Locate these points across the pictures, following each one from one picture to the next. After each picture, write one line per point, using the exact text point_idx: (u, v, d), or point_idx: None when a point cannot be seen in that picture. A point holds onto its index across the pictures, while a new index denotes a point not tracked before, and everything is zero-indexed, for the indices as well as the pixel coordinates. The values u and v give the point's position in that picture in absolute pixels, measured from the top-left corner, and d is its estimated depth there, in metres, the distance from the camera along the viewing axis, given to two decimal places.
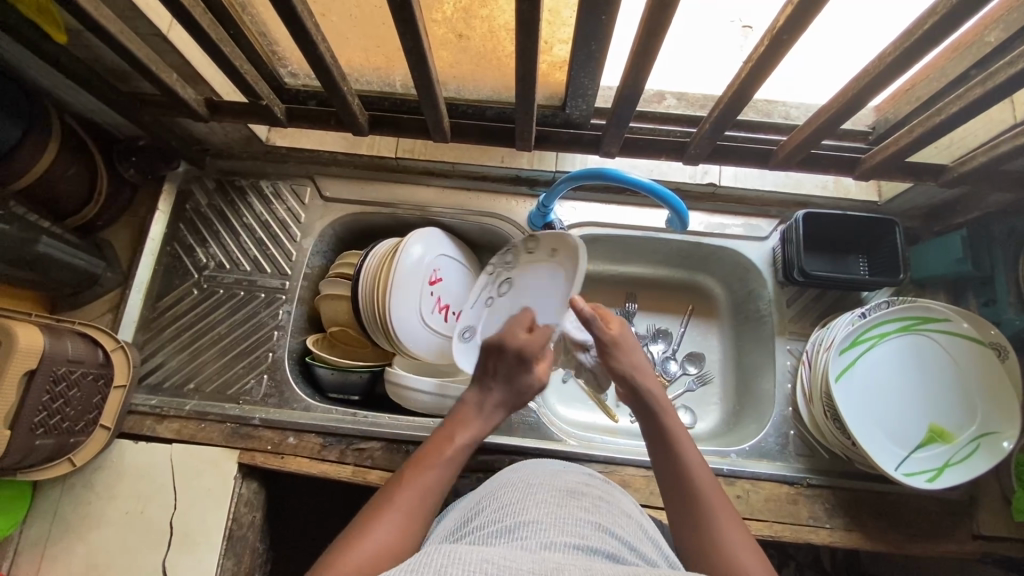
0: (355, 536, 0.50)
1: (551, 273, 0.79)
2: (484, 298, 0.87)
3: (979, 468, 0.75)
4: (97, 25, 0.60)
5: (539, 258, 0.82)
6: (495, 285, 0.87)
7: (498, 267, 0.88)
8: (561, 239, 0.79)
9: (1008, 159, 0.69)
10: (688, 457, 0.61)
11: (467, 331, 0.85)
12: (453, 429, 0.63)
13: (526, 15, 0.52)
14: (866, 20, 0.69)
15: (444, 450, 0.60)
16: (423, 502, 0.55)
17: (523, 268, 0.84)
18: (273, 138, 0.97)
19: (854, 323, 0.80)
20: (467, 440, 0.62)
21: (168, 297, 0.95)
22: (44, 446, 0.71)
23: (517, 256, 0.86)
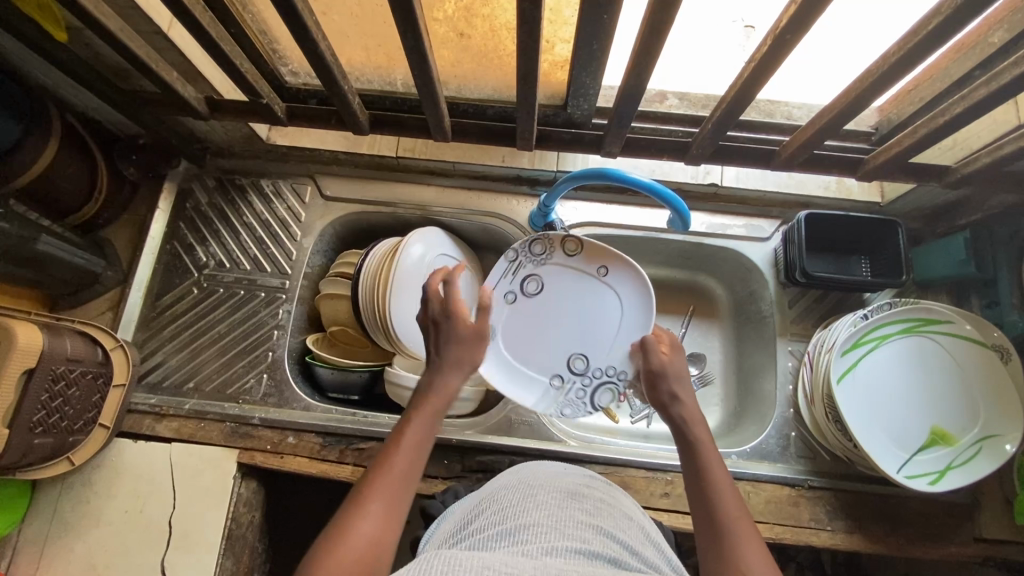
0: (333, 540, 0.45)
1: (605, 294, 0.82)
2: (506, 291, 0.82)
3: (981, 471, 0.75)
4: (97, 23, 0.60)
5: (581, 268, 0.83)
6: (522, 280, 0.83)
7: (525, 258, 0.82)
8: (618, 263, 0.81)
9: (1011, 161, 0.69)
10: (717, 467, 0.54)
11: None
12: (432, 399, 0.55)
13: (528, 14, 0.52)
14: (871, 19, 0.69)
15: (423, 424, 0.53)
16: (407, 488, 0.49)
17: (560, 273, 0.83)
18: (274, 137, 0.95)
19: (856, 325, 0.79)
20: (444, 409, 0.55)
21: (167, 296, 0.95)
22: (44, 445, 0.71)
23: (550, 252, 0.82)
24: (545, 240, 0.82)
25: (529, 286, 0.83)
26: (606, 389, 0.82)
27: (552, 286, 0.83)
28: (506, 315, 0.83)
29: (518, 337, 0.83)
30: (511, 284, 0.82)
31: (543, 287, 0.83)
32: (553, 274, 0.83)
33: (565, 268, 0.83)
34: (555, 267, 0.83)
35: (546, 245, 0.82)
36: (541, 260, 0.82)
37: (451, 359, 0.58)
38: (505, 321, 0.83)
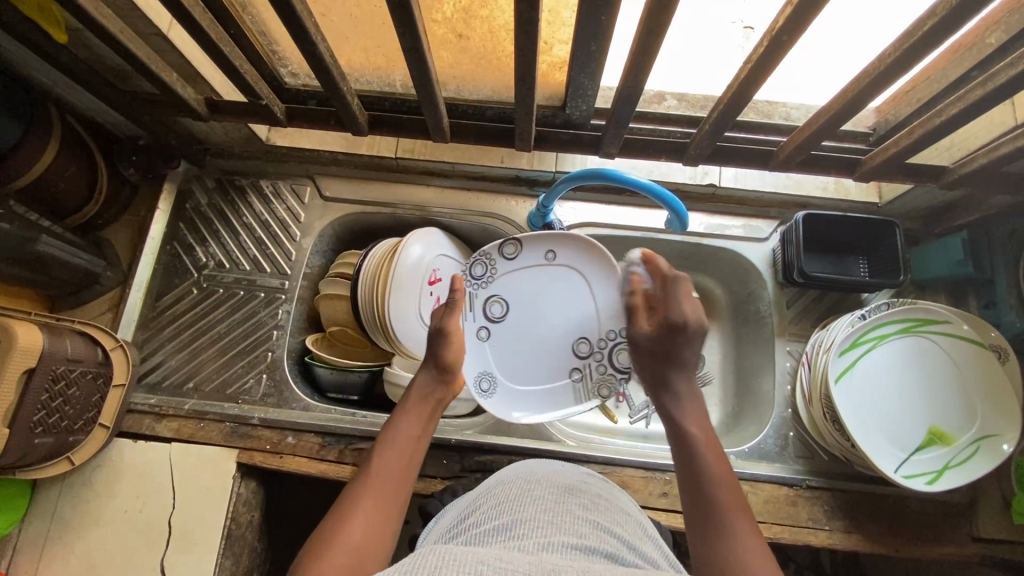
0: (328, 535, 0.49)
1: (564, 279, 0.83)
2: (477, 329, 0.82)
3: (979, 470, 0.75)
4: (97, 24, 0.60)
5: (527, 264, 0.83)
6: (483, 309, 0.82)
7: (473, 286, 0.82)
8: (560, 242, 0.81)
9: (1008, 161, 0.69)
10: (710, 463, 0.58)
11: (484, 377, 0.82)
12: (410, 423, 0.63)
13: (525, 16, 0.52)
14: (866, 21, 0.70)
15: (404, 443, 0.60)
16: (393, 496, 0.55)
17: (511, 280, 0.83)
18: (274, 138, 0.97)
19: (854, 325, 0.80)
20: (421, 431, 0.63)
21: (167, 297, 0.95)
22: (44, 444, 0.72)
23: (492, 268, 0.83)
24: (480, 258, 0.82)
25: (494, 309, 0.83)
26: (619, 350, 0.82)
27: (512, 295, 0.83)
28: (492, 349, 0.83)
29: (516, 361, 0.83)
30: (476, 319, 0.82)
31: (506, 300, 0.83)
32: (509, 284, 0.83)
33: (517, 273, 0.83)
34: (506, 278, 0.83)
35: (484, 262, 0.82)
36: (487, 279, 0.83)
37: (430, 388, 0.68)
38: (498, 358, 0.83)
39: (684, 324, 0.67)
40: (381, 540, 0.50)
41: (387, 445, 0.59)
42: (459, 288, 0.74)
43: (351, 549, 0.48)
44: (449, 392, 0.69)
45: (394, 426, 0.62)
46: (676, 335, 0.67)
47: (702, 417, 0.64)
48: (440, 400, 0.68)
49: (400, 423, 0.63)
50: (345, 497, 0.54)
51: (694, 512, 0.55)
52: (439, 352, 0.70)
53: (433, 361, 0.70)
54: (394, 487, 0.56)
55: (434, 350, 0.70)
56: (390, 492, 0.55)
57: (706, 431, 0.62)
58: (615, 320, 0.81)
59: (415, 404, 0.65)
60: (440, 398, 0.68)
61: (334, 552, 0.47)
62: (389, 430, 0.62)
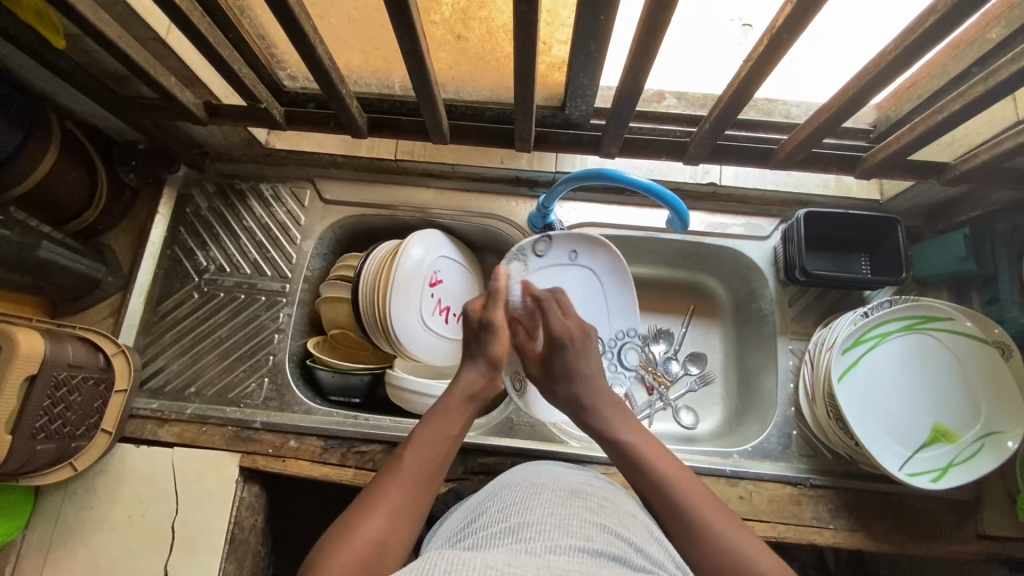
0: (349, 528, 0.49)
1: (582, 280, 0.87)
2: None
3: (983, 468, 0.74)
4: (95, 30, 0.61)
5: (558, 264, 0.85)
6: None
7: (509, 279, 0.82)
8: (584, 244, 0.85)
9: (1008, 157, 0.69)
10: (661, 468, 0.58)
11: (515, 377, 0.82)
12: (444, 421, 0.62)
13: (524, 17, 0.52)
14: (862, 27, 0.71)
15: (438, 441, 0.59)
16: (419, 495, 0.54)
17: (542, 277, 0.85)
18: (273, 140, 0.97)
19: (857, 323, 0.79)
20: (458, 431, 0.62)
21: (169, 301, 0.95)
22: (46, 451, 0.71)
23: (525, 264, 0.84)
24: (516, 254, 0.83)
25: None
26: (629, 348, 0.89)
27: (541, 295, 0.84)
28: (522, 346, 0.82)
29: None
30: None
31: None
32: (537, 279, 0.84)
33: (545, 272, 0.85)
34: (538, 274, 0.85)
35: (519, 258, 0.83)
36: (521, 273, 0.83)
37: (475, 390, 0.67)
38: None
39: (569, 336, 0.72)
40: (403, 537, 0.50)
41: (421, 444, 0.58)
42: (501, 278, 0.74)
43: (372, 546, 0.48)
44: (493, 390, 0.69)
45: (432, 423, 0.61)
46: (562, 350, 0.72)
47: (628, 419, 0.65)
48: (479, 401, 0.67)
49: (438, 421, 0.62)
50: (369, 490, 0.54)
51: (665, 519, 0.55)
52: (489, 346, 0.70)
53: (481, 357, 0.70)
54: (423, 486, 0.55)
55: (484, 346, 0.70)
56: (420, 492, 0.54)
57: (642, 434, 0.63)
58: (626, 322, 0.88)
59: (455, 402, 0.64)
60: (481, 400, 0.67)
61: (355, 545, 0.47)
62: (425, 428, 0.61)
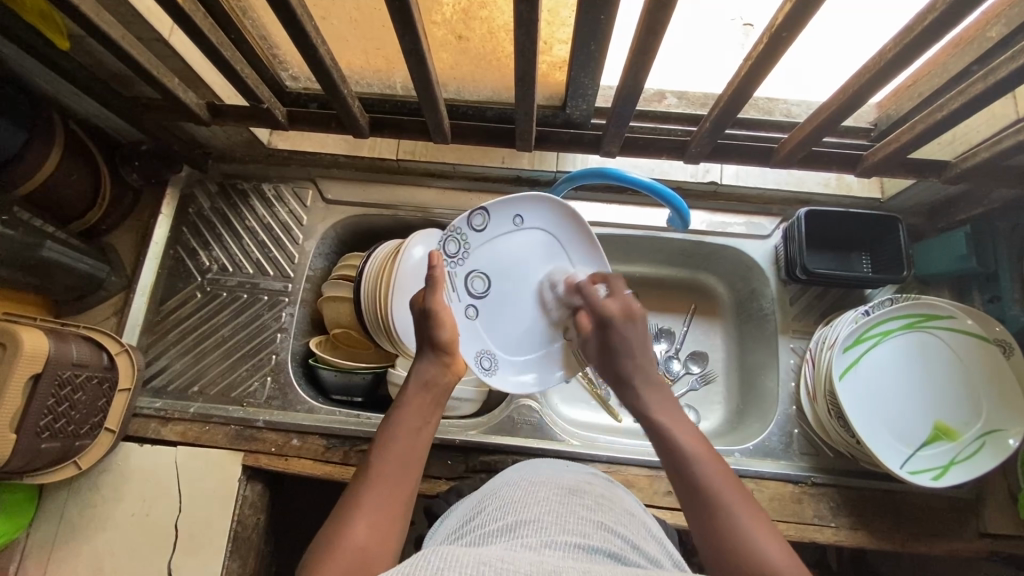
0: (331, 538, 0.49)
1: (537, 241, 0.76)
2: (463, 308, 0.74)
3: (985, 466, 0.75)
4: (99, 31, 0.61)
5: (502, 233, 0.75)
6: (466, 286, 0.74)
7: (450, 266, 0.73)
8: (528, 205, 0.74)
9: (1009, 155, 0.69)
10: (689, 450, 0.57)
11: (484, 356, 0.77)
12: (411, 415, 0.62)
13: (524, 17, 0.53)
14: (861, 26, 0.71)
15: (406, 437, 0.59)
16: (397, 494, 0.54)
17: (488, 251, 0.75)
18: (275, 141, 0.97)
19: (857, 321, 0.79)
20: (424, 422, 0.62)
21: (171, 301, 0.96)
22: (50, 450, 0.72)
23: (465, 244, 0.74)
24: (453, 234, 0.72)
25: (476, 285, 0.75)
26: None
27: (491, 268, 0.75)
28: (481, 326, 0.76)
29: (511, 336, 0.78)
30: (461, 299, 0.74)
31: (487, 274, 0.75)
32: (484, 253, 0.74)
33: (489, 246, 0.74)
34: (481, 250, 0.74)
35: (456, 237, 0.73)
36: (463, 255, 0.73)
37: (429, 377, 0.66)
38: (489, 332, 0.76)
39: (609, 316, 0.69)
40: (386, 538, 0.50)
41: (387, 444, 0.58)
42: (437, 262, 0.68)
43: (356, 552, 0.48)
44: (449, 376, 0.68)
45: (397, 419, 0.61)
46: (604, 328, 0.69)
47: (670, 404, 0.64)
48: (441, 389, 0.66)
49: (401, 417, 0.61)
50: (346, 498, 0.54)
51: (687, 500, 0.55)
52: (433, 333, 0.68)
53: (426, 344, 0.68)
54: (398, 484, 0.55)
55: (427, 332, 0.68)
56: (395, 492, 0.54)
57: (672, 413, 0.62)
58: (592, 277, 0.78)
59: (417, 394, 0.64)
60: (440, 388, 0.66)
61: (339, 555, 0.47)
62: (392, 426, 0.60)
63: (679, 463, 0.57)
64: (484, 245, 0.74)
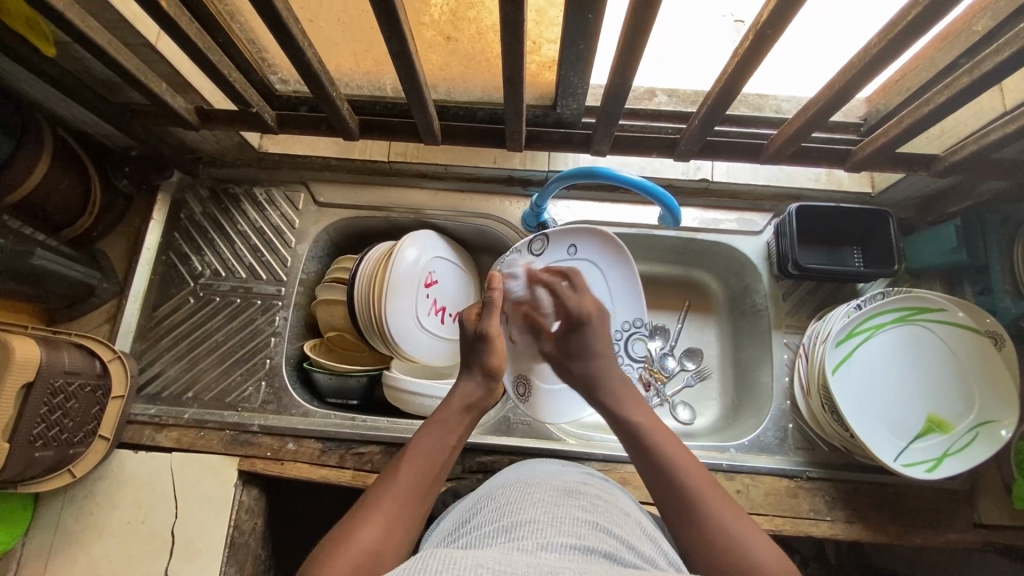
0: (345, 536, 0.49)
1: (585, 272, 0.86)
2: (510, 330, 0.84)
3: (978, 457, 0.75)
4: (85, 37, 0.61)
5: (556, 261, 0.85)
6: (515, 309, 0.84)
7: (509, 284, 0.83)
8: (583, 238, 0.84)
9: (998, 147, 0.69)
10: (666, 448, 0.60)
11: (519, 382, 0.86)
12: (442, 433, 0.62)
13: (510, 17, 0.52)
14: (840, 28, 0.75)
15: (437, 451, 0.59)
16: (414, 507, 0.54)
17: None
18: (266, 144, 0.97)
19: (850, 315, 0.80)
20: (454, 442, 0.62)
21: (165, 306, 0.95)
22: (44, 458, 0.72)
23: (523, 265, 0.83)
24: (512, 255, 0.83)
25: (526, 308, 0.84)
26: (636, 339, 0.90)
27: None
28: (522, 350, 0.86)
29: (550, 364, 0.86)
30: (508, 322, 0.84)
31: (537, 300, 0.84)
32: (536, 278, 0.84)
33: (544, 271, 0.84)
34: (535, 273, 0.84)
35: (512, 258, 0.83)
36: (519, 276, 0.83)
37: (473, 399, 0.67)
38: (529, 358, 0.85)
39: (585, 316, 0.77)
40: (396, 547, 0.50)
41: (419, 454, 0.58)
42: (498, 286, 0.72)
43: (367, 555, 0.47)
44: (490, 400, 0.69)
45: (429, 433, 0.61)
46: (580, 327, 0.77)
47: (643, 407, 0.68)
48: (477, 413, 0.67)
49: (437, 430, 0.62)
50: (365, 501, 0.54)
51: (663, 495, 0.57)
52: (485, 358, 0.69)
53: (478, 368, 0.69)
54: (418, 496, 0.55)
55: (480, 356, 0.69)
56: (415, 502, 0.54)
57: (655, 425, 0.64)
58: (631, 313, 0.88)
59: (453, 414, 0.64)
60: (478, 410, 0.67)
61: (348, 553, 0.47)
62: (423, 437, 0.60)
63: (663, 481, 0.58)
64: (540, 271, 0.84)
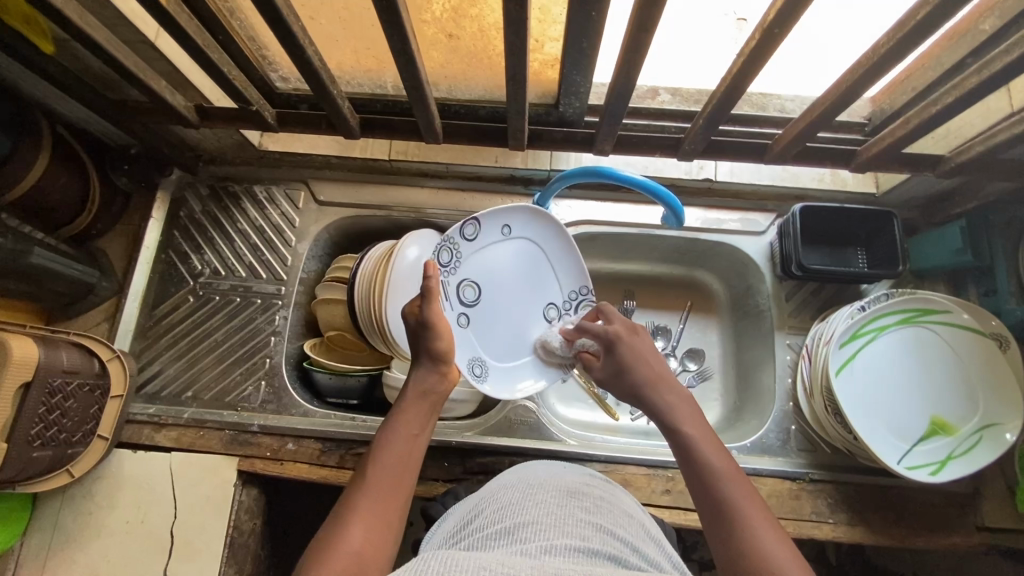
0: (327, 544, 0.48)
1: (524, 251, 0.77)
2: (456, 316, 0.72)
3: (982, 460, 0.75)
4: (83, 33, 0.60)
5: (490, 244, 0.75)
6: (458, 295, 0.73)
7: (443, 275, 0.71)
8: (516, 215, 0.75)
9: (1005, 148, 0.68)
10: (716, 461, 0.55)
11: (474, 362, 0.74)
12: (407, 423, 0.61)
13: (514, 15, 0.52)
14: (848, 24, 0.73)
15: (403, 447, 0.58)
16: (391, 505, 0.53)
17: (480, 260, 0.74)
18: (267, 142, 0.97)
19: (854, 317, 0.79)
20: (420, 430, 0.61)
21: (164, 305, 0.95)
22: (42, 458, 0.71)
23: (457, 253, 0.72)
24: (443, 244, 0.70)
25: (466, 293, 0.73)
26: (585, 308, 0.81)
27: (481, 279, 0.75)
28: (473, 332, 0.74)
29: (499, 342, 0.77)
30: (453, 307, 0.72)
31: (477, 282, 0.74)
32: (475, 265, 0.74)
33: (482, 254, 0.74)
34: (472, 259, 0.74)
35: (448, 248, 0.71)
36: (455, 265, 0.72)
37: (428, 384, 0.64)
38: (480, 338, 0.76)
39: (614, 335, 0.69)
40: (381, 548, 0.49)
41: (383, 450, 0.57)
42: (434, 273, 0.64)
43: (352, 558, 0.47)
44: (444, 385, 0.66)
45: (393, 426, 0.60)
46: (613, 348, 0.68)
47: (695, 412, 0.61)
48: (437, 398, 0.65)
49: (399, 422, 0.61)
50: (342, 505, 0.52)
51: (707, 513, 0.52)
52: (431, 343, 0.64)
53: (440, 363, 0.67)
54: (391, 493, 0.54)
55: (426, 343, 0.64)
56: (391, 501, 0.53)
57: (699, 424, 0.59)
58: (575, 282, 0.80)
59: (412, 402, 0.63)
60: (436, 395, 0.65)
61: (334, 559, 0.46)
62: (386, 433, 0.59)
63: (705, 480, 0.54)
64: (478, 253, 0.74)
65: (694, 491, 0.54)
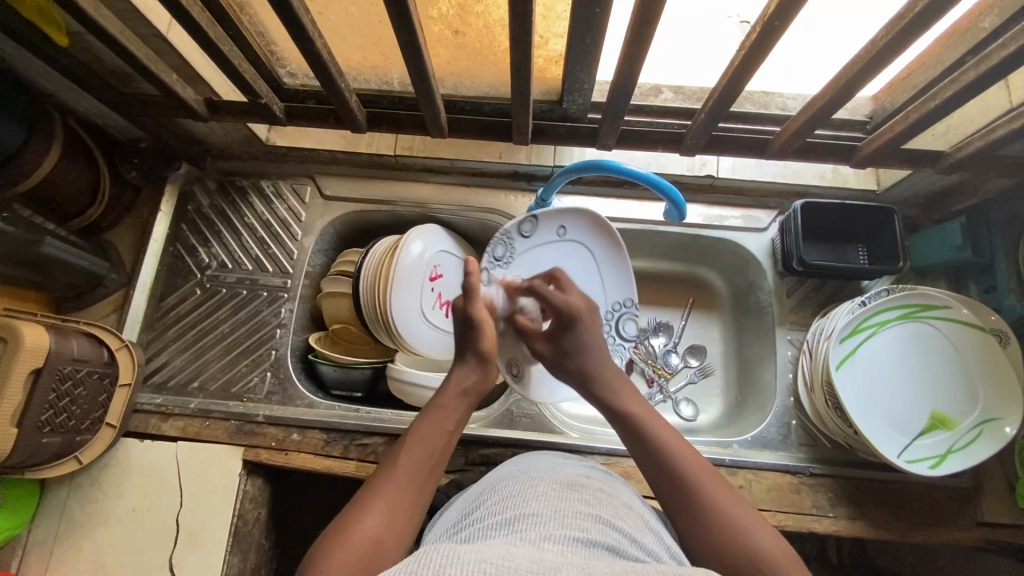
0: (347, 526, 0.48)
1: (572, 254, 0.84)
2: (500, 318, 0.78)
3: (982, 454, 0.75)
4: (98, 26, 0.61)
5: (545, 243, 0.83)
6: (505, 296, 0.78)
7: (496, 267, 0.82)
8: (572, 218, 0.82)
9: (1003, 144, 0.69)
10: (674, 451, 0.57)
11: (511, 363, 0.82)
12: (442, 418, 0.61)
13: (519, 8, 0.53)
14: (842, 29, 0.74)
15: (433, 436, 0.59)
16: (415, 494, 0.54)
17: (532, 257, 0.83)
18: (273, 137, 0.97)
19: (854, 312, 0.79)
20: (452, 427, 0.62)
21: (171, 297, 0.96)
22: (51, 444, 0.72)
23: (511, 247, 0.82)
24: (501, 238, 0.81)
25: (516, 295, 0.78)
26: (626, 319, 0.87)
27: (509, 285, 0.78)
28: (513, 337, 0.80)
29: None
30: (498, 311, 0.78)
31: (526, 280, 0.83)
32: (527, 260, 0.83)
33: (535, 253, 0.83)
34: (524, 256, 0.83)
35: (505, 242, 0.82)
36: (508, 259, 0.82)
37: (468, 384, 0.66)
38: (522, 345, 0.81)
39: (573, 313, 0.70)
40: (399, 534, 0.50)
41: (417, 440, 0.58)
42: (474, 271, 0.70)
43: (371, 542, 0.47)
44: (488, 382, 0.68)
45: (426, 419, 0.61)
46: (571, 326, 0.70)
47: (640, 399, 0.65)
48: (473, 398, 0.66)
49: (432, 416, 0.61)
50: (366, 489, 0.53)
51: (669, 498, 0.55)
52: (477, 342, 0.68)
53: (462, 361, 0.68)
54: (416, 484, 0.54)
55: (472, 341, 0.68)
56: (413, 489, 0.54)
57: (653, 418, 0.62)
58: (619, 294, 0.85)
59: (449, 400, 0.63)
60: (475, 394, 0.66)
61: (353, 542, 0.47)
62: (420, 425, 0.60)
63: (666, 471, 0.56)
64: (530, 252, 0.83)
65: (657, 483, 0.56)
